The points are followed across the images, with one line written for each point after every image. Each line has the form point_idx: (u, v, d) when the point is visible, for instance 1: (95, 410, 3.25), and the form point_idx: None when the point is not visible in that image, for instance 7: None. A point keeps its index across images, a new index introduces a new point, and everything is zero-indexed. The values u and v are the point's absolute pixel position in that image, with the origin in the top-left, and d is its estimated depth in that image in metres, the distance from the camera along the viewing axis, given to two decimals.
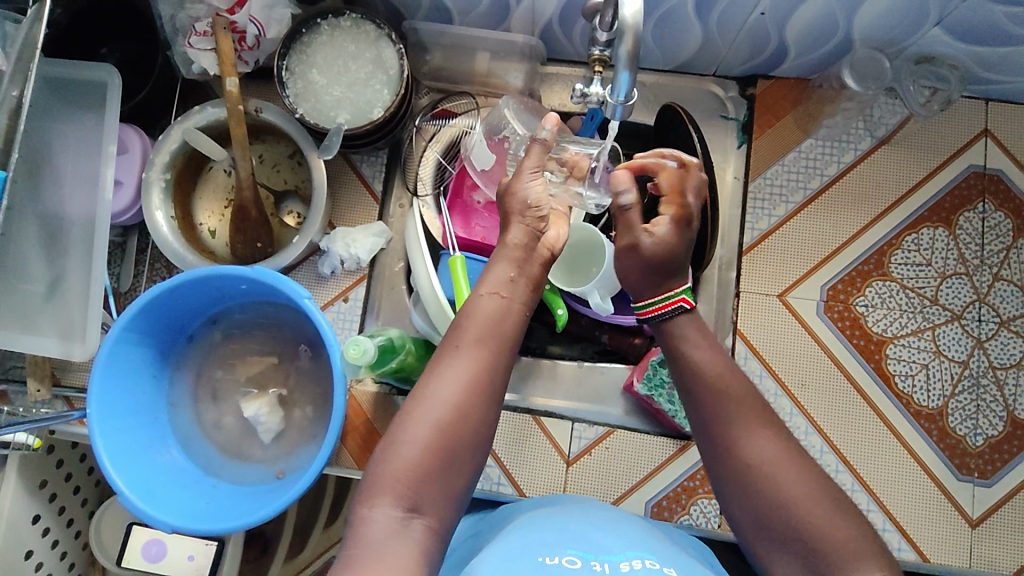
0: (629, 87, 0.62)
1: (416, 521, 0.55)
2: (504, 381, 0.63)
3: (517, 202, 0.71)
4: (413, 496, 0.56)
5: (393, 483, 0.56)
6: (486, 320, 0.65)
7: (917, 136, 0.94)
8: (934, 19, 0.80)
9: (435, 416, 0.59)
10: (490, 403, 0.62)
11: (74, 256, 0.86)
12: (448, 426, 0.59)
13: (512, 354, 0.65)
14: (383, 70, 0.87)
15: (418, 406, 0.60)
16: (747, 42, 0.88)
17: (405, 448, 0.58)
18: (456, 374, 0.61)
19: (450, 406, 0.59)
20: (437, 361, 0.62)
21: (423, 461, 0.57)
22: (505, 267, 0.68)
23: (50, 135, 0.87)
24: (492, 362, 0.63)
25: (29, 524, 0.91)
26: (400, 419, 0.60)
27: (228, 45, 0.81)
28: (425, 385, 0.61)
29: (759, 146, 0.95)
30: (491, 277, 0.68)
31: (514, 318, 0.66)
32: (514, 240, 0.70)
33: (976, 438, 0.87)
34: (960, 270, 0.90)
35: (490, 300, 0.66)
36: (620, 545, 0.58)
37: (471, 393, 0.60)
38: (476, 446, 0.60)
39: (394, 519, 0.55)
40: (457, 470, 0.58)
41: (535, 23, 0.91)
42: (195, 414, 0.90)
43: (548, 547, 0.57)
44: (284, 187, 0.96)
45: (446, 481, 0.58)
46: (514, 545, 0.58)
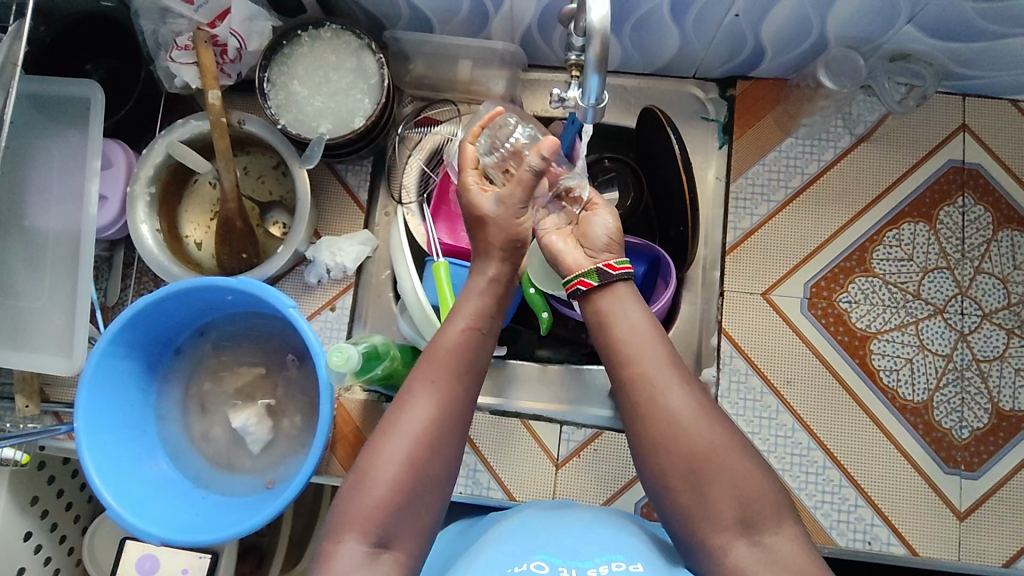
0: (599, 91, 0.63)
1: (385, 555, 0.56)
2: (469, 410, 0.63)
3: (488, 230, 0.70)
4: (380, 533, 0.56)
5: (361, 519, 0.57)
6: (452, 350, 0.64)
7: (896, 133, 0.95)
8: (905, 17, 0.81)
9: (405, 451, 0.59)
10: (456, 435, 0.61)
11: (60, 271, 0.87)
12: (418, 460, 0.59)
13: (478, 383, 0.65)
14: (364, 79, 0.88)
15: (385, 441, 0.59)
16: (723, 43, 0.89)
17: (372, 484, 0.58)
18: (424, 406, 0.61)
19: (417, 439, 0.59)
20: (405, 393, 0.62)
21: (390, 495, 0.57)
22: (473, 301, 0.68)
23: (35, 152, 0.87)
24: (461, 393, 0.63)
25: (20, 541, 0.91)
26: (366, 456, 0.59)
27: (210, 60, 0.82)
28: (395, 418, 0.61)
29: (740, 147, 0.96)
30: (465, 310, 0.67)
31: (488, 349, 0.67)
32: (493, 273, 0.70)
33: (962, 431, 0.87)
34: (942, 264, 0.91)
35: (464, 335, 0.65)
36: (588, 548, 0.60)
37: (438, 426, 0.60)
38: (443, 478, 0.60)
39: (361, 553, 0.55)
40: (424, 505, 0.59)
41: (514, 31, 0.92)
42: (184, 426, 0.91)
43: (517, 555, 0.58)
44: (269, 198, 0.96)
45: (412, 516, 0.58)
46: (484, 554, 0.59)
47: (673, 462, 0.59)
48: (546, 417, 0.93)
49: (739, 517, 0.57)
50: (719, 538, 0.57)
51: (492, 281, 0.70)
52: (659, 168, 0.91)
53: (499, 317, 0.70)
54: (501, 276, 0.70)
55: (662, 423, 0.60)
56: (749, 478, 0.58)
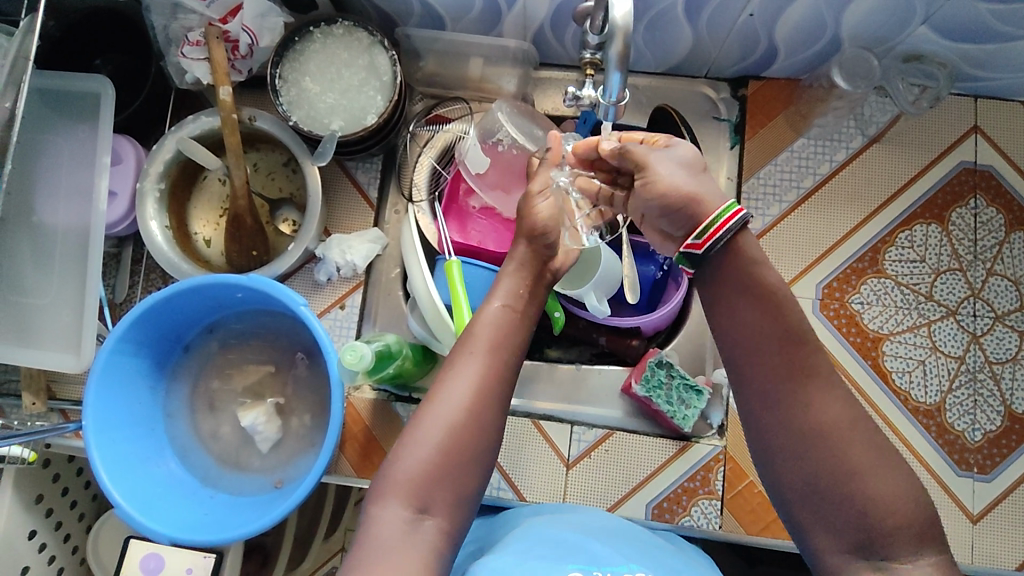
0: (620, 89, 0.63)
1: (426, 522, 0.55)
2: (511, 386, 0.62)
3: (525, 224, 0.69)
4: (423, 496, 0.55)
5: (405, 482, 0.55)
6: (494, 326, 0.63)
7: (907, 133, 0.94)
8: (921, 18, 0.81)
9: (449, 417, 0.57)
10: (498, 407, 0.60)
11: (69, 267, 0.86)
12: (463, 426, 0.57)
13: (519, 360, 0.63)
14: (376, 77, 0.88)
15: (429, 408, 0.58)
16: (736, 43, 0.89)
17: (416, 448, 0.56)
18: (467, 375, 0.60)
19: (461, 407, 0.58)
20: (447, 365, 0.61)
21: (434, 459, 0.56)
22: (513, 280, 0.68)
23: (43, 146, 0.87)
24: (503, 366, 0.62)
25: (25, 539, 0.90)
26: (410, 422, 0.58)
27: (221, 54, 0.82)
28: (438, 386, 0.60)
29: (751, 147, 0.95)
30: (500, 289, 0.67)
31: (524, 328, 0.65)
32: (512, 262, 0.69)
33: (974, 433, 0.87)
34: (954, 266, 0.91)
35: (501, 312, 0.64)
36: (618, 557, 0.59)
37: (481, 396, 0.59)
38: (487, 447, 0.59)
39: (404, 520, 0.54)
40: (466, 471, 0.57)
41: (527, 28, 0.92)
42: (192, 425, 0.90)
43: (550, 562, 0.57)
44: (279, 195, 0.96)
45: (455, 483, 0.56)
46: (515, 559, 0.57)
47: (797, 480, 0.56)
48: (556, 417, 0.92)
49: (856, 540, 0.53)
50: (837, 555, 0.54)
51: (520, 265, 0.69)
52: None
53: (537, 301, 0.69)
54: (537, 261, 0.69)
55: (781, 420, 0.57)
56: (886, 500, 0.53)
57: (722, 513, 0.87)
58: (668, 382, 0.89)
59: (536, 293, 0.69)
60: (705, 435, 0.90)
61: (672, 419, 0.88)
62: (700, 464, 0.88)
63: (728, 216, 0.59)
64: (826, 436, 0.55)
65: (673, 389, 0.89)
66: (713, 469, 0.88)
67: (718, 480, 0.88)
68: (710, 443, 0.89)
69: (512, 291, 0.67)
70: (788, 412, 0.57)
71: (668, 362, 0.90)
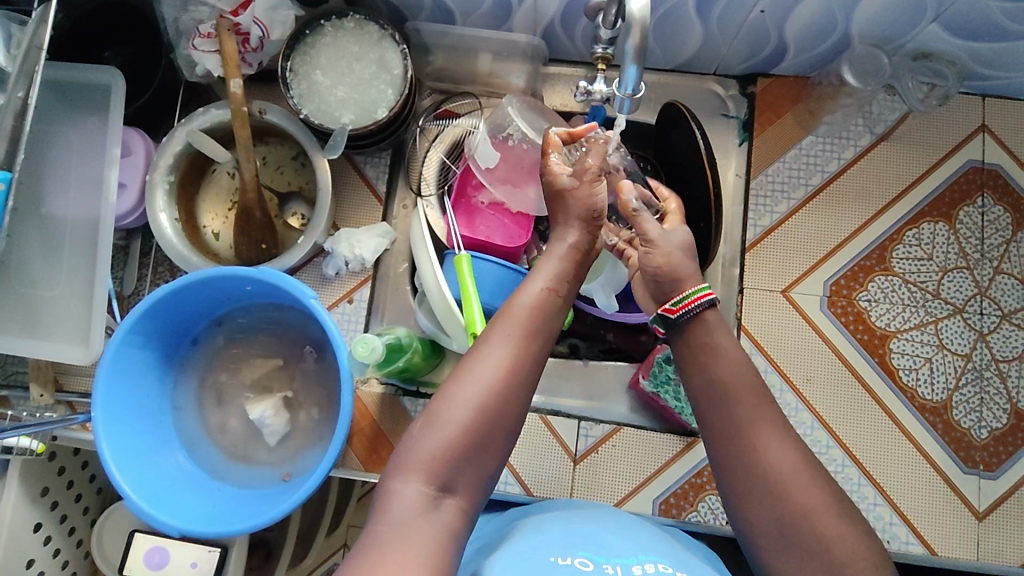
0: (636, 82, 0.63)
1: (447, 501, 0.54)
2: (539, 372, 0.61)
3: (581, 206, 0.69)
4: (444, 474, 0.55)
5: (428, 459, 0.55)
6: (531, 310, 0.62)
7: (916, 132, 0.95)
8: (931, 15, 0.81)
9: (476, 397, 0.57)
10: (525, 392, 0.60)
11: (78, 258, 0.86)
12: (489, 407, 0.57)
13: (548, 348, 0.63)
14: (387, 71, 0.88)
15: (458, 386, 0.58)
16: (746, 40, 0.89)
17: (442, 425, 0.56)
18: (496, 357, 0.59)
19: (490, 388, 0.57)
20: (479, 345, 0.60)
21: (457, 439, 0.56)
22: (553, 264, 0.67)
23: (53, 137, 0.87)
24: (535, 351, 0.61)
25: (30, 531, 0.90)
26: (437, 399, 0.58)
27: (231, 46, 0.82)
28: (467, 365, 0.59)
29: (760, 144, 0.96)
30: (544, 271, 0.66)
31: (559, 316, 0.65)
32: (573, 240, 0.68)
33: (980, 431, 0.87)
34: (961, 264, 0.91)
35: (542, 296, 0.64)
36: (631, 547, 0.60)
37: (511, 379, 0.58)
38: (508, 431, 0.58)
39: (423, 497, 0.54)
40: (486, 454, 0.57)
41: (537, 24, 0.92)
42: (200, 418, 0.90)
43: (562, 549, 0.58)
44: (287, 188, 0.96)
45: (475, 463, 0.56)
46: (527, 547, 0.59)
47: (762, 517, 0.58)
48: (564, 413, 0.92)
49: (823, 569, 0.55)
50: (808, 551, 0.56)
51: (572, 248, 0.68)
52: (680, 164, 0.91)
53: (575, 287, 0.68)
54: (585, 249, 0.69)
55: (750, 438, 0.60)
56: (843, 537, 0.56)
57: None
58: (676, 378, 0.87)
59: (576, 278, 0.68)
60: None
61: (681, 415, 0.88)
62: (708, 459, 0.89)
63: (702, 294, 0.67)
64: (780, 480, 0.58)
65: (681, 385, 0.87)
66: None
67: None
68: None
69: (557, 275, 0.66)
70: (759, 429, 0.61)
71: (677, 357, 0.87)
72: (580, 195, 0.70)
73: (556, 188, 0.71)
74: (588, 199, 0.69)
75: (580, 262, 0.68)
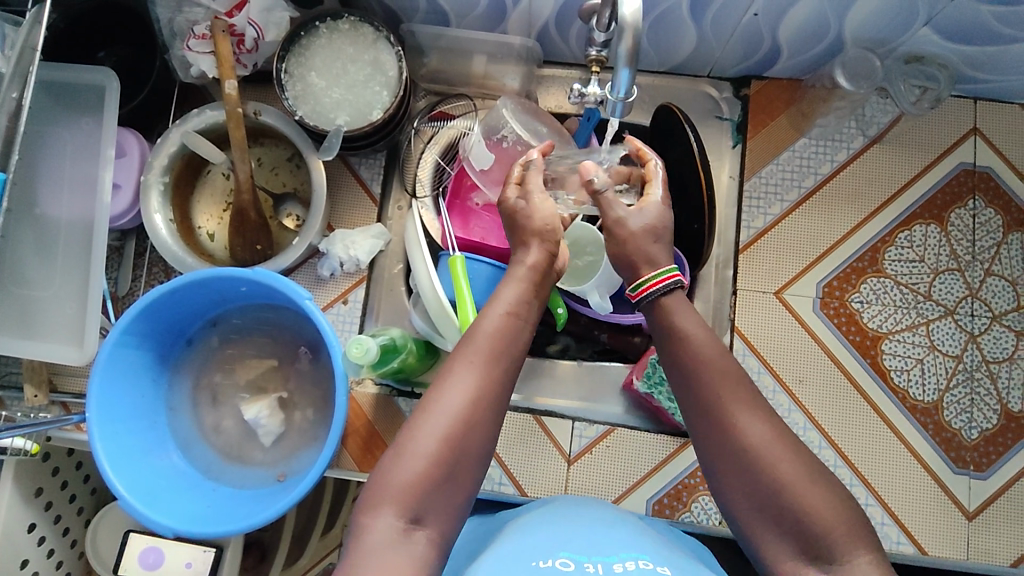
0: (629, 85, 0.63)
1: (418, 532, 0.55)
2: (509, 394, 0.61)
3: (535, 224, 0.70)
4: (416, 506, 0.55)
5: (398, 491, 0.55)
6: (493, 333, 0.62)
7: (908, 135, 0.95)
8: (922, 19, 0.82)
9: (444, 427, 0.57)
10: (494, 417, 0.59)
11: (72, 259, 0.86)
12: (457, 436, 0.57)
13: (517, 369, 0.63)
14: (381, 72, 0.88)
15: (426, 417, 0.57)
16: (740, 43, 0.90)
17: (411, 457, 0.56)
18: (463, 385, 0.59)
19: (459, 417, 0.58)
20: (444, 373, 0.60)
21: (427, 470, 0.56)
22: (514, 287, 0.66)
23: (48, 138, 0.87)
24: (503, 376, 0.61)
25: (24, 532, 0.90)
26: (405, 431, 0.58)
27: (226, 48, 0.81)
28: (434, 395, 0.59)
29: (753, 146, 0.96)
30: (506, 295, 0.65)
31: (524, 338, 0.64)
32: (531, 261, 0.68)
33: (971, 431, 0.88)
34: (953, 266, 0.92)
35: (505, 320, 0.63)
36: (613, 547, 0.60)
37: (479, 406, 0.58)
38: (479, 456, 0.58)
39: (396, 530, 0.54)
40: (458, 481, 0.57)
41: (532, 26, 0.92)
42: (195, 419, 0.90)
43: (543, 552, 0.58)
44: (282, 190, 0.96)
45: (448, 491, 0.56)
46: (510, 551, 0.59)
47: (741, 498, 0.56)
48: (558, 413, 0.93)
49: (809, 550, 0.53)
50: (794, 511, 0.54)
51: (530, 268, 0.68)
52: (674, 165, 0.91)
53: (540, 303, 0.68)
54: (545, 268, 0.69)
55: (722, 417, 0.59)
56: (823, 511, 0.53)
57: None
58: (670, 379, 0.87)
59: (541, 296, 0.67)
60: None
61: (673, 415, 0.88)
62: None
63: (662, 277, 0.66)
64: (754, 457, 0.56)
65: None
66: None
67: None
68: None
69: (516, 297, 0.65)
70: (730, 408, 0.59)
71: None
72: (529, 214, 0.71)
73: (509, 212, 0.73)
74: (537, 217, 0.70)
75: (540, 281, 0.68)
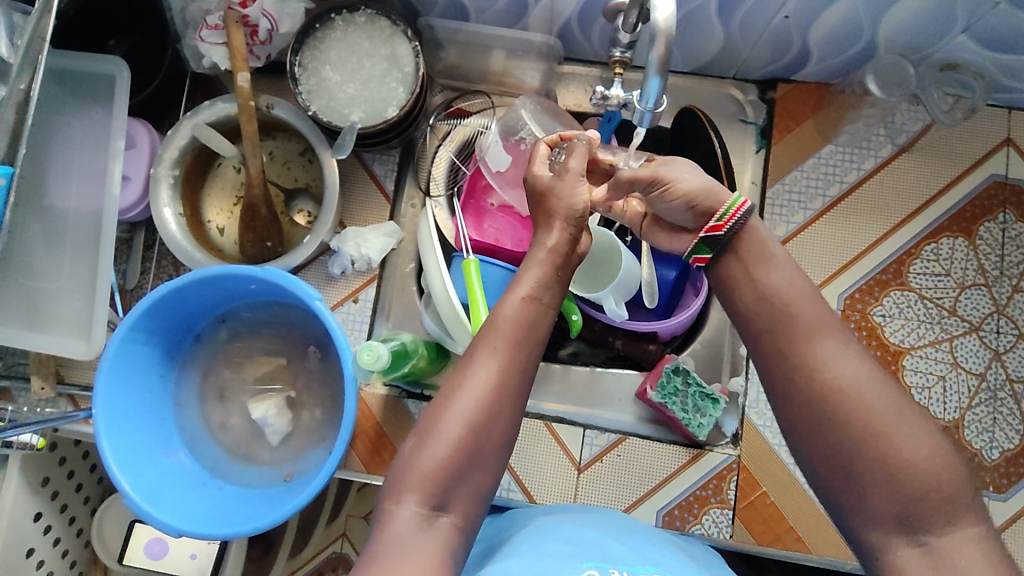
0: (657, 95, 0.61)
1: (442, 519, 0.54)
2: (530, 385, 0.60)
3: (562, 206, 0.66)
4: (440, 494, 0.54)
5: (421, 480, 0.54)
6: (516, 319, 0.60)
7: (938, 144, 0.92)
8: (962, 26, 0.79)
9: (467, 415, 0.56)
10: (516, 406, 0.58)
11: (81, 250, 0.85)
12: (480, 425, 0.56)
13: (536, 361, 0.61)
14: (398, 68, 0.86)
15: (449, 405, 0.56)
16: (769, 44, 0.86)
17: (435, 444, 0.55)
18: (486, 373, 0.57)
19: (483, 406, 0.56)
20: (467, 360, 0.59)
21: (451, 457, 0.54)
22: (535, 270, 0.64)
23: (58, 127, 0.85)
24: (526, 366, 0.59)
25: (31, 522, 0.89)
26: (429, 417, 0.56)
27: (240, 39, 0.79)
28: (458, 380, 0.57)
29: (778, 152, 0.93)
30: (527, 278, 0.63)
31: (547, 323, 0.63)
32: (554, 242, 0.65)
33: (991, 451, 0.86)
34: (979, 281, 0.89)
35: (525, 305, 0.61)
36: (637, 556, 0.59)
37: (502, 394, 0.57)
38: (502, 447, 0.57)
39: (418, 516, 0.53)
40: (481, 473, 0.56)
41: (553, 22, 0.89)
42: (202, 414, 0.89)
43: (567, 558, 0.57)
44: (294, 185, 0.94)
45: (471, 480, 0.55)
46: (530, 555, 0.57)
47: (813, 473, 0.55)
48: (569, 420, 0.92)
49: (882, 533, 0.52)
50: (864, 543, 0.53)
51: (552, 249, 0.65)
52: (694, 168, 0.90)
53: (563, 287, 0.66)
54: (566, 250, 0.65)
55: (803, 392, 0.54)
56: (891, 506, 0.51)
57: (733, 523, 0.86)
58: (684, 390, 0.87)
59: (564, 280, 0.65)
60: (719, 444, 0.89)
61: (686, 426, 0.86)
62: (713, 473, 0.88)
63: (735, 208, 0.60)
64: (837, 429, 0.52)
65: (689, 397, 0.87)
66: (726, 478, 0.87)
67: (730, 490, 0.87)
68: (723, 452, 0.88)
69: (540, 282, 0.63)
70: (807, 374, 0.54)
71: (685, 369, 0.87)
72: (562, 194, 0.67)
73: (538, 188, 0.69)
74: (565, 194, 0.66)
75: (562, 264, 0.65)
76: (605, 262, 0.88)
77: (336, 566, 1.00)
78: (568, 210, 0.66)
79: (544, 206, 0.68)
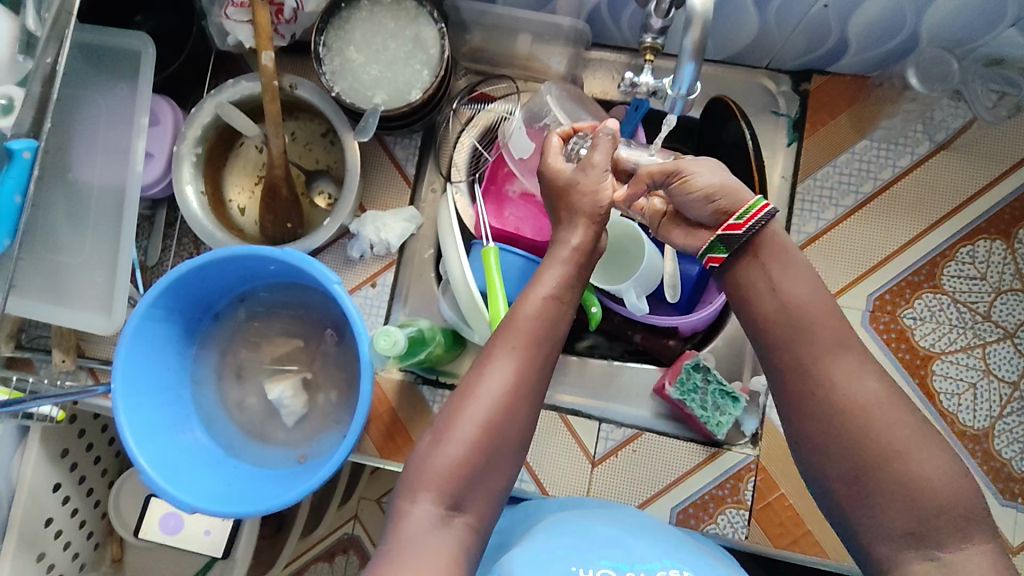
0: (692, 80, 0.60)
1: (457, 519, 0.53)
2: (545, 386, 0.60)
3: (586, 203, 0.65)
4: (457, 494, 0.53)
5: (437, 480, 0.53)
6: (533, 319, 0.59)
7: (979, 141, 0.88)
8: (1010, 20, 0.77)
9: (483, 415, 0.55)
10: (531, 406, 0.58)
11: (103, 226, 0.85)
12: (496, 425, 0.55)
13: (552, 361, 0.61)
14: (422, 50, 0.84)
15: (466, 405, 0.56)
16: (805, 34, 0.84)
17: (451, 444, 0.54)
18: (503, 372, 0.57)
19: (498, 404, 0.56)
20: (484, 357, 0.59)
21: (466, 457, 0.54)
22: (556, 269, 0.63)
23: (81, 103, 0.85)
24: (540, 359, 0.59)
25: (50, 492, 0.90)
26: (445, 418, 0.56)
27: (265, 17, 0.75)
28: (475, 379, 0.57)
29: (811, 146, 0.90)
30: (549, 278, 0.62)
31: (565, 319, 0.62)
32: (576, 242, 0.64)
33: (1021, 462, 0.83)
34: (1017, 286, 0.86)
35: (545, 304, 0.60)
36: (653, 553, 0.58)
37: (518, 393, 0.57)
38: (517, 448, 0.57)
39: (434, 516, 0.52)
40: (498, 472, 0.55)
41: (583, 6, 0.87)
42: (219, 394, 0.89)
43: (583, 557, 0.56)
44: (315, 166, 0.94)
45: (487, 480, 0.55)
46: (543, 548, 0.57)
47: (837, 470, 0.55)
48: (584, 413, 0.90)
49: (907, 528, 0.51)
50: (886, 546, 0.53)
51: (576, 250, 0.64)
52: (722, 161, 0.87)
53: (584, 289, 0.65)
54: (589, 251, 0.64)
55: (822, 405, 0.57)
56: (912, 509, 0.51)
57: (750, 524, 0.85)
58: (704, 387, 0.85)
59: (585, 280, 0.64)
60: (738, 443, 0.87)
61: (705, 424, 0.85)
62: (730, 473, 0.86)
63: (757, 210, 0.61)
64: (854, 428, 0.54)
65: (709, 394, 0.85)
66: (743, 478, 0.86)
67: (747, 491, 0.85)
68: (741, 452, 0.87)
69: (561, 284, 0.62)
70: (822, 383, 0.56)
71: (705, 365, 0.86)
72: (586, 191, 0.65)
73: (558, 184, 0.67)
74: (591, 181, 0.65)
75: (583, 265, 0.64)
76: (629, 255, 0.86)
77: (347, 547, 1.02)
78: (591, 206, 0.64)
79: (567, 195, 0.66)
